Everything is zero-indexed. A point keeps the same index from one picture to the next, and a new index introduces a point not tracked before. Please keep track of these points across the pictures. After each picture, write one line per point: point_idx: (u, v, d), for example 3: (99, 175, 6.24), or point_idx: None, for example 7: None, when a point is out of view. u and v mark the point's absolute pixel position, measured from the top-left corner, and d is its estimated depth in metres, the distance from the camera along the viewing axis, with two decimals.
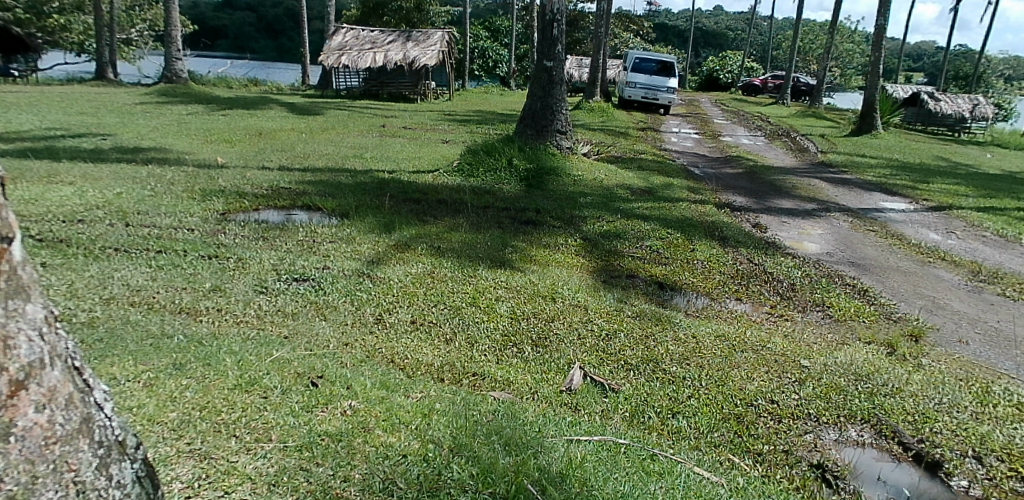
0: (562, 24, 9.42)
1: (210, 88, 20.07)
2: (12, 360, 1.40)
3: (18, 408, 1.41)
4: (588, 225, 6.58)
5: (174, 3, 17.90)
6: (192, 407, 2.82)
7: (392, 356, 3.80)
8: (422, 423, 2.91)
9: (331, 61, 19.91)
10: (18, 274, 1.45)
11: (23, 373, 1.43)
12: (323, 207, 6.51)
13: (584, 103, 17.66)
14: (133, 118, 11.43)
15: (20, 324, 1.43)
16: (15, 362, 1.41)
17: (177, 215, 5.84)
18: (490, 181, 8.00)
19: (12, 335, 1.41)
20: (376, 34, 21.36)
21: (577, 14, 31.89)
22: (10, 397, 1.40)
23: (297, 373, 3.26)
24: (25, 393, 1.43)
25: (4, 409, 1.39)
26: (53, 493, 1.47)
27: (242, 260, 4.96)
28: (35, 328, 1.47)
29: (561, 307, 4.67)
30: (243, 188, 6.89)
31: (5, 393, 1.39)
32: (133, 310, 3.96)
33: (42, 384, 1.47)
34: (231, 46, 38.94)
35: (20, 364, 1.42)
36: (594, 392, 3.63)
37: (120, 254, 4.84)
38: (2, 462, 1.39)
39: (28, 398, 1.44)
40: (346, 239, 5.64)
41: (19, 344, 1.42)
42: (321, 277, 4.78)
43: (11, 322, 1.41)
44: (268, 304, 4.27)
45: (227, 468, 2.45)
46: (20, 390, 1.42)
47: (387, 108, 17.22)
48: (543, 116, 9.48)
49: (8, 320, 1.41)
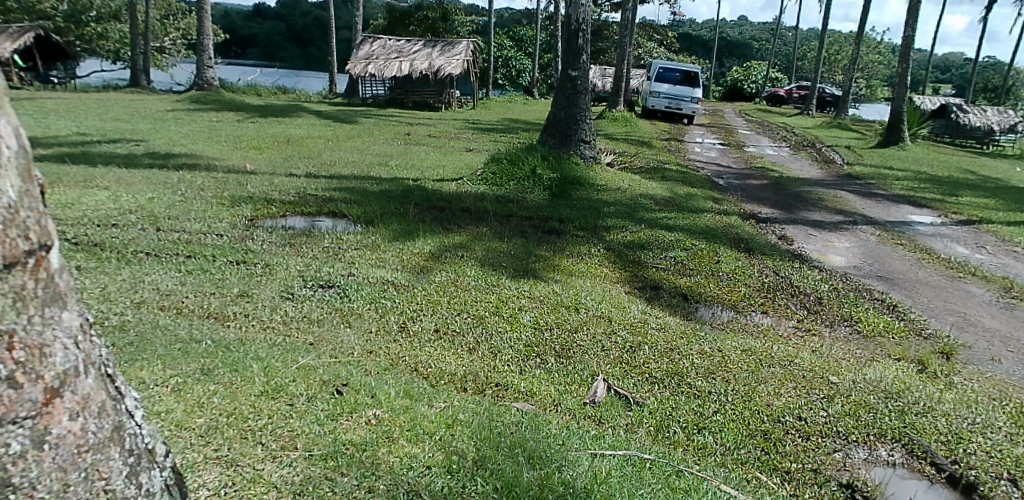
0: (587, 33, 9.38)
1: (240, 95, 20.41)
2: (48, 368, 1.41)
3: (53, 416, 1.42)
4: (612, 235, 6.54)
5: (207, 12, 18.23)
6: (220, 414, 2.84)
7: (416, 364, 3.80)
8: (446, 434, 2.90)
9: (358, 70, 20.14)
10: (55, 282, 1.46)
11: (58, 381, 1.44)
12: (349, 215, 6.56)
13: (608, 112, 17.65)
14: (165, 125, 11.65)
15: (55, 333, 1.44)
16: (50, 370, 1.42)
17: (206, 221, 5.92)
18: (514, 189, 8.00)
19: (48, 343, 1.42)
20: (402, 43, 21.53)
21: (601, 24, 31.97)
22: (45, 405, 1.41)
23: (322, 381, 3.27)
24: (59, 401, 1.44)
25: (39, 417, 1.39)
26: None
27: (269, 266, 5.00)
28: (70, 336, 1.48)
29: (584, 317, 4.63)
30: (271, 194, 6.97)
31: (41, 401, 1.40)
32: (162, 314, 4.02)
33: (76, 391, 1.48)
34: (261, 54, 39.66)
35: (55, 372, 1.43)
36: (617, 406, 3.59)
37: (151, 259, 4.92)
38: (35, 470, 1.39)
39: (63, 406, 1.44)
40: (371, 246, 5.67)
41: (55, 352, 1.43)
42: (347, 284, 4.81)
43: (47, 330, 1.41)
44: (294, 310, 4.30)
45: (253, 476, 2.46)
46: (54, 398, 1.42)
47: (412, 116, 17.36)
48: (567, 125, 9.47)
49: (45, 328, 1.41)
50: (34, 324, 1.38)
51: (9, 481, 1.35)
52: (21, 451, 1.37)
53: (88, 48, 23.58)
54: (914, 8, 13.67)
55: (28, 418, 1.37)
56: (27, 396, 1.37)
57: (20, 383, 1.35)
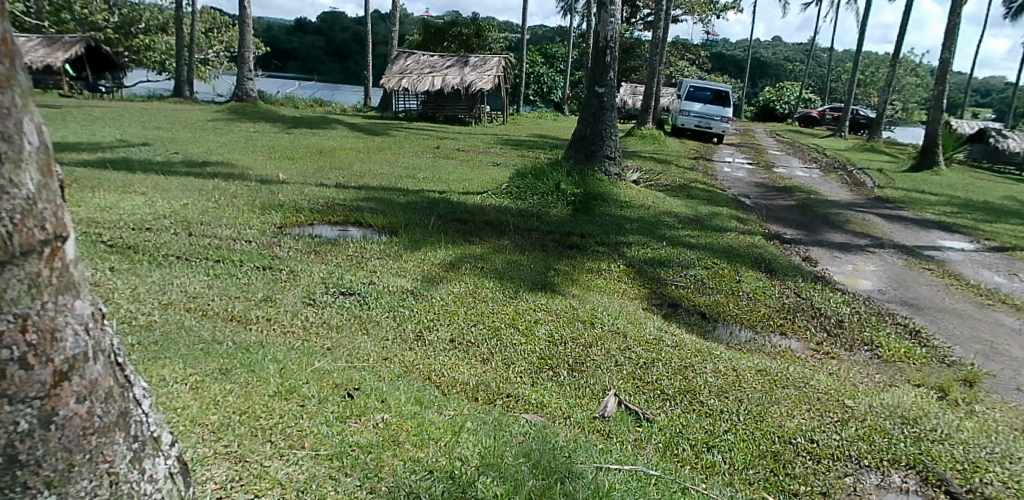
0: (615, 51, 9.49)
1: (278, 106, 20.95)
2: (58, 353, 1.50)
3: (61, 398, 1.51)
4: (633, 252, 6.54)
5: (250, 26, 18.76)
6: (233, 412, 2.93)
7: (429, 372, 3.86)
8: (451, 440, 2.95)
9: (392, 84, 20.53)
10: (70, 272, 1.56)
11: (67, 365, 1.53)
12: (375, 225, 6.68)
13: (637, 130, 17.65)
14: (204, 134, 12.01)
15: (68, 322, 1.54)
16: (61, 354, 1.51)
17: (238, 227, 6.11)
18: (538, 204, 8.05)
19: (60, 328, 1.51)
20: (436, 59, 21.85)
21: (633, 43, 32.03)
22: (54, 387, 1.50)
23: (335, 384, 3.35)
24: (68, 384, 1.53)
25: (48, 398, 1.49)
26: (88, 482, 1.57)
27: (293, 272, 5.14)
28: (81, 323, 1.58)
29: (600, 333, 4.65)
30: (301, 203, 7.16)
31: (50, 383, 1.49)
32: (188, 315, 4.16)
33: (84, 376, 1.57)
34: (301, 68, 40.69)
35: (64, 357, 1.52)
36: (628, 421, 3.60)
37: (181, 262, 5.09)
38: (41, 449, 1.49)
39: (71, 389, 1.53)
40: (394, 256, 5.78)
41: (66, 338, 1.52)
42: (367, 291, 4.91)
43: (60, 316, 1.51)
44: (315, 316, 4.41)
45: (260, 471, 2.53)
46: (63, 381, 1.51)
47: (444, 130, 17.58)
48: (593, 141, 9.51)
49: (57, 314, 1.51)
50: (46, 310, 1.48)
51: (17, 457, 1.45)
52: (30, 429, 1.46)
53: (136, 59, 24.44)
54: (952, 31, 13.46)
55: (37, 398, 1.47)
56: (37, 378, 1.46)
57: (32, 364, 1.45)
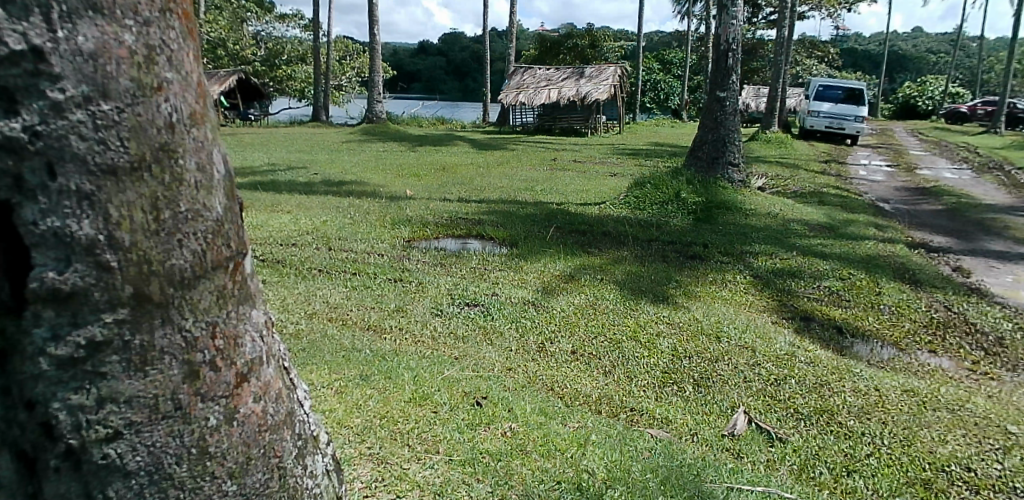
0: (737, 53, 9.12)
1: (402, 125, 22.08)
2: (240, 355, 1.54)
3: (242, 397, 1.54)
4: (759, 262, 6.29)
5: (379, 51, 19.92)
6: (374, 415, 3.15)
7: (551, 383, 3.93)
8: (577, 452, 2.99)
9: (509, 99, 20.99)
10: (248, 283, 1.60)
11: (247, 367, 1.56)
12: (495, 237, 6.87)
13: (760, 134, 16.91)
14: (339, 155, 12.92)
15: (246, 327, 1.57)
16: (242, 357, 1.55)
17: (371, 242, 6.52)
18: (657, 213, 7.93)
19: (241, 333, 1.55)
20: (552, 71, 22.10)
21: (756, 43, 30.75)
22: (236, 387, 1.52)
23: (464, 392, 3.50)
24: (248, 384, 1.56)
25: (232, 397, 1.51)
26: (262, 475, 1.60)
27: (422, 283, 5.41)
28: (258, 330, 1.62)
29: (726, 347, 4.51)
30: (427, 217, 7.52)
31: (234, 383, 1.52)
32: (330, 325, 4.50)
33: (260, 378, 1.60)
34: (424, 88, 42.64)
35: (245, 359, 1.55)
36: (759, 440, 3.47)
37: (323, 275, 5.51)
38: (225, 443, 1.51)
39: (250, 389, 1.56)
40: (515, 267, 5.93)
41: (245, 342, 1.56)
42: (490, 303, 5.07)
43: (241, 323, 1.55)
44: (442, 326, 4.61)
45: (400, 473, 2.70)
46: (244, 382, 1.54)
47: (560, 142, 17.76)
48: (714, 148, 9.23)
49: (239, 321, 1.55)
50: (231, 317, 1.52)
51: (207, 450, 1.47)
52: (217, 425, 1.49)
53: (281, 89, 26.66)
54: None
55: (223, 397, 1.49)
56: (223, 380, 1.49)
57: (219, 367, 1.49)
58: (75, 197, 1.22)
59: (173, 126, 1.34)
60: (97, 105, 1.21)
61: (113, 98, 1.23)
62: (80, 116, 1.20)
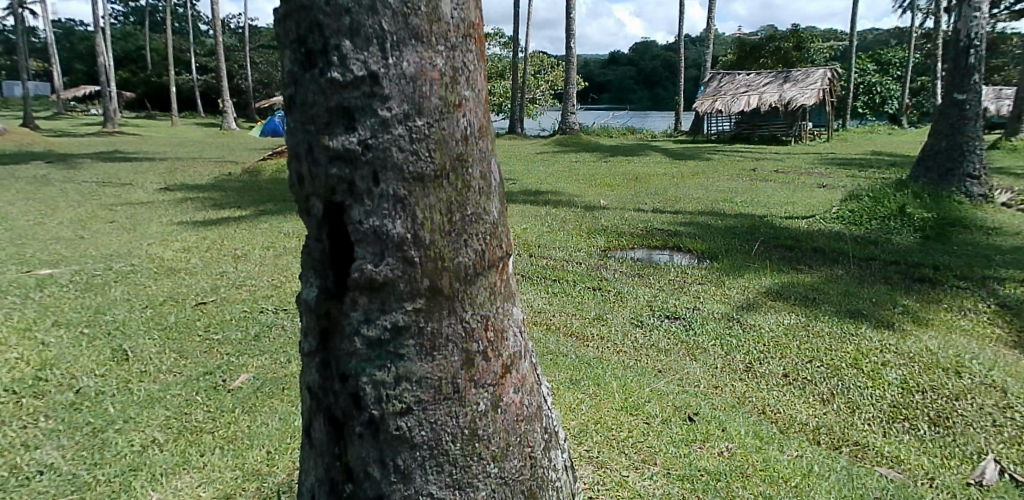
0: (981, 50, 8.06)
1: (591, 135, 22.32)
2: (505, 348, 1.66)
3: (505, 387, 1.66)
4: (1008, 290, 5.44)
5: (574, 64, 20.31)
6: (588, 419, 3.22)
7: (763, 407, 3.73)
8: (802, 482, 2.82)
9: (704, 108, 20.10)
10: (512, 282, 1.73)
11: (510, 360, 1.68)
12: (692, 249, 6.66)
13: (1004, 141, 14.62)
14: (534, 166, 13.39)
15: (511, 323, 1.69)
16: (507, 350, 1.67)
17: (569, 249, 6.68)
18: (877, 230, 7.19)
19: (507, 328, 1.68)
20: (752, 77, 21.00)
21: (1000, 37, 26.61)
22: (502, 377, 1.65)
23: (675, 406, 3.46)
24: (510, 376, 1.67)
25: (498, 387, 1.64)
26: (518, 462, 1.70)
27: (620, 293, 5.41)
28: (518, 326, 1.75)
29: (970, 385, 3.97)
30: (622, 227, 7.53)
31: (500, 374, 1.64)
32: (535, 328, 4.68)
33: (519, 371, 1.72)
34: (613, 98, 42.68)
35: (509, 353, 1.67)
36: (1015, 493, 2.98)
37: (525, 280, 5.75)
38: (490, 428, 1.63)
39: (511, 380, 1.68)
40: (716, 281, 5.71)
41: (509, 337, 1.68)
42: (692, 317, 4.92)
43: (507, 318, 1.68)
44: (643, 337, 4.56)
45: (620, 480, 2.74)
46: (507, 373, 1.66)
47: (759, 151, 16.80)
48: (948, 157, 8.21)
49: (505, 317, 1.68)
50: (499, 312, 1.65)
51: (477, 433, 1.60)
52: (485, 411, 1.62)
53: None
54: None
55: (491, 385, 1.62)
56: (492, 369, 1.62)
57: (489, 357, 1.62)
58: (392, 200, 1.42)
59: (467, 139, 1.48)
60: (414, 121, 1.39)
61: (426, 114, 1.40)
62: (400, 131, 1.38)
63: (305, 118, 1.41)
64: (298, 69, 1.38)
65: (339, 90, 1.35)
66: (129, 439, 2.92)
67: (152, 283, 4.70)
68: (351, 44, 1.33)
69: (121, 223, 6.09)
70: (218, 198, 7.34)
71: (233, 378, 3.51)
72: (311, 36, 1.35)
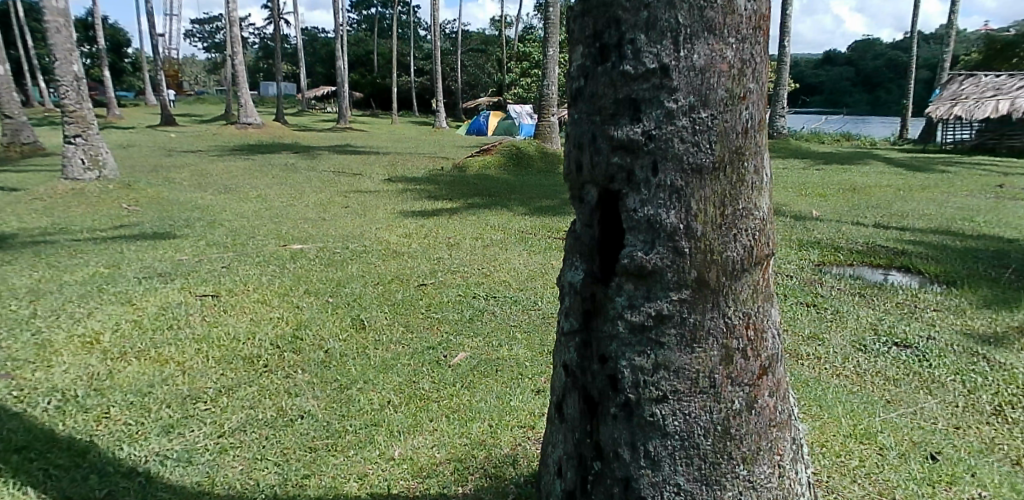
0: None
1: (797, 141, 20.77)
2: (764, 349, 1.61)
3: (761, 389, 1.62)
4: None
5: (786, 64, 19.07)
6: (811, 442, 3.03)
7: (1017, 457, 3.06)
8: None
9: (938, 113, 17.99)
10: (773, 281, 1.67)
11: (767, 362, 1.63)
12: (925, 271, 5.94)
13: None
14: None
15: (769, 325, 1.64)
16: (765, 351, 1.62)
17: (778, 261, 6.30)
18: None
19: (766, 329, 1.63)
20: (1005, 79, 18.16)
21: None
22: (758, 378, 1.61)
23: (913, 441, 3.11)
24: (766, 379, 1.63)
25: (753, 388, 1.60)
26: (766, 468, 1.65)
27: (839, 312, 4.99)
28: (776, 329, 1.69)
29: None
30: (839, 242, 6.93)
31: (757, 374, 1.60)
32: None
33: (774, 374, 1.66)
34: (824, 102, 39.26)
35: (766, 354, 1.63)
36: None
37: None
38: (743, 428, 1.60)
39: (767, 383, 1.63)
40: (956, 310, 5.03)
41: (768, 338, 1.63)
42: (926, 346, 4.37)
43: (767, 319, 1.63)
44: (867, 363, 4.14)
45: None
46: (764, 375, 1.62)
47: (1009, 165, 14.46)
48: None
49: (766, 318, 1.63)
50: (760, 312, 1.60)
51: (730, 431, 1.58)
52: (740, 409, 1.59)
53: None
54: None
55: (748, 385, 1.59)
56: (750, 368, 1.58)
57: (749, 356, 1.58)
58: (669, 191, 1.44)
59: (746, 132, 1.47)
60: (698, 114, 1.41)
61: (711, 106, 1.41)
62: (683, 122, 1.41)
63: (591, 109, 1.49)
64: (590, 63, 1.47)
65: (629, 82, 1.41)
66: (370, 398, 3.20)
67: (381, 263, 5.15)
68: (645, 38, 1.38)
69: (355, 209, 6.86)
70: (433, 191, 7.95)
71: (452, 355, 3.69)
72: (606, 31, 1.42)
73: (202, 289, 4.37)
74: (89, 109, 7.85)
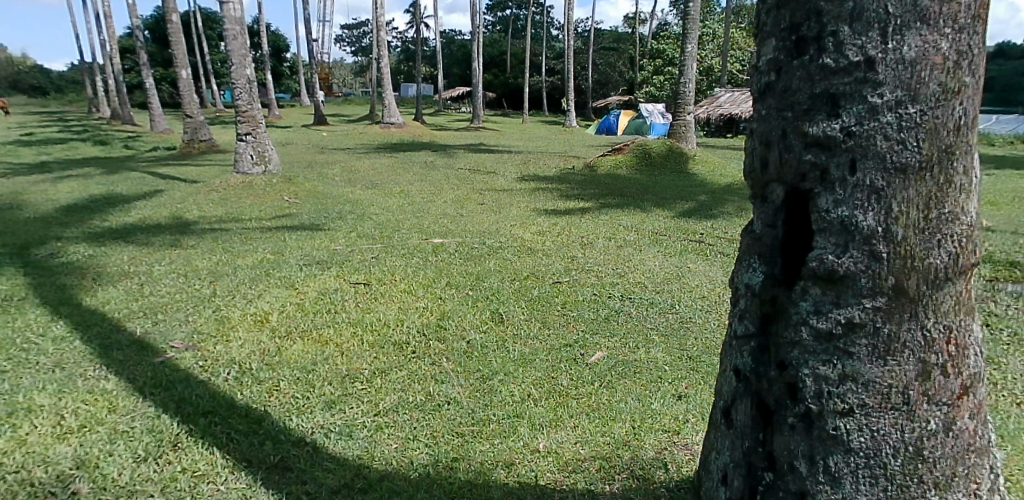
0: None
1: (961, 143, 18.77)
2: (966, 367, 1.47)
3: (960, 410, 1.48)
4: None
5: None
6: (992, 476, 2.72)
7: None
8: None
9: None
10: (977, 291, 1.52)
11: (968, 382, 1.49)
12: None
13: None
14: None
15: (973, 340, 1.49)
16: (967, 369, 1.47)
17: None
18: None
19: (969, 345, 1.48)
20: None
21: None
22: (958, 399, 1.47)
23: None
24: (966, 399, 1.49)
25: (951, 408, 1.47)
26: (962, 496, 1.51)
27: (1019, 335, 4.45)
28: (979, 345, 1.53)
29: None
30: (1016, 256, 6.19)
31: (956, 395, 1.46)
32: None
33: (976, 395, 1.51)
34: None
35: (969, 372, 1.48)
36: None
37: None
38: (937, 450, 1.47)
39: (968, 404, 1.49)
40: None
41: (972, 354, 1.48)
42: None
43: (971, 334, 1.48)
44: None
45: None
46: (964, 396, 1.48)
47: None
48: None
49: (969, 332, 1.48)
50: (964, 325, 1.46)
51: (921, 452, 1.46)
52: (933, 430, 1.46)
53: None
54: None
55: (944, 405, 1.45)
56: (949, 387, 1.45)
57: (948, 373, 1.44)
58: (867, 192, 1.34)
59: (960, 129, 1.32)
60: (906, 109, 1.29)
61: (921, 101, 1.29)
62: (889, 118, 1.30)
63: (783, 104, 1.43)
64: (785, 57, 1.41)
65: (829, 76, 1.33)
66: (511, 390, 3.24)
67: (516, 259, 5.22)
68: (850, 29, 1.30)
69: (490, 206, 7.06)
70: (565, 190, 7.99)
71: (590, 354, 3.63)
72: (804, 24, 1.37)
73: (354, 278, 4.67)
74: (258, 109, 8.58)
